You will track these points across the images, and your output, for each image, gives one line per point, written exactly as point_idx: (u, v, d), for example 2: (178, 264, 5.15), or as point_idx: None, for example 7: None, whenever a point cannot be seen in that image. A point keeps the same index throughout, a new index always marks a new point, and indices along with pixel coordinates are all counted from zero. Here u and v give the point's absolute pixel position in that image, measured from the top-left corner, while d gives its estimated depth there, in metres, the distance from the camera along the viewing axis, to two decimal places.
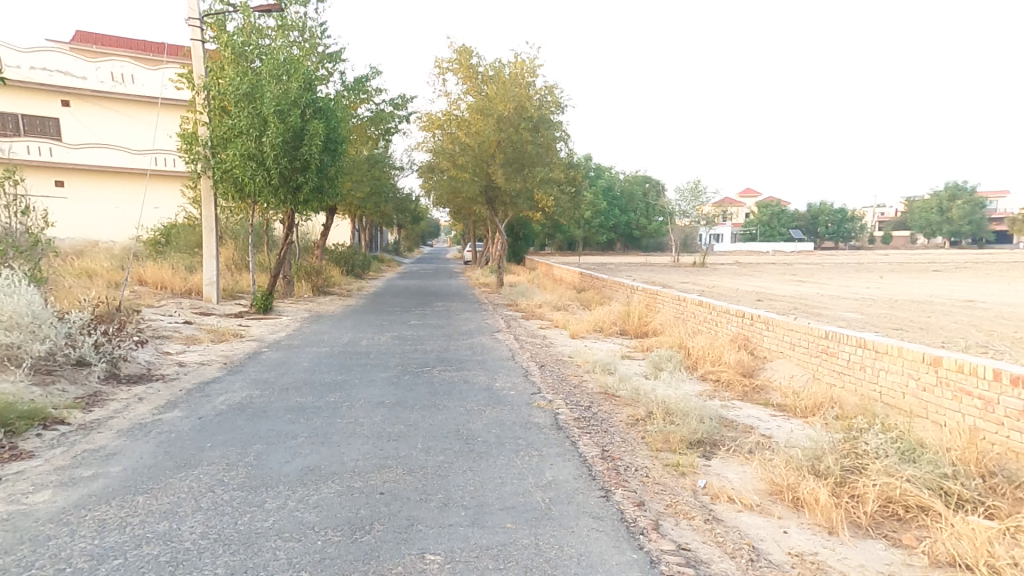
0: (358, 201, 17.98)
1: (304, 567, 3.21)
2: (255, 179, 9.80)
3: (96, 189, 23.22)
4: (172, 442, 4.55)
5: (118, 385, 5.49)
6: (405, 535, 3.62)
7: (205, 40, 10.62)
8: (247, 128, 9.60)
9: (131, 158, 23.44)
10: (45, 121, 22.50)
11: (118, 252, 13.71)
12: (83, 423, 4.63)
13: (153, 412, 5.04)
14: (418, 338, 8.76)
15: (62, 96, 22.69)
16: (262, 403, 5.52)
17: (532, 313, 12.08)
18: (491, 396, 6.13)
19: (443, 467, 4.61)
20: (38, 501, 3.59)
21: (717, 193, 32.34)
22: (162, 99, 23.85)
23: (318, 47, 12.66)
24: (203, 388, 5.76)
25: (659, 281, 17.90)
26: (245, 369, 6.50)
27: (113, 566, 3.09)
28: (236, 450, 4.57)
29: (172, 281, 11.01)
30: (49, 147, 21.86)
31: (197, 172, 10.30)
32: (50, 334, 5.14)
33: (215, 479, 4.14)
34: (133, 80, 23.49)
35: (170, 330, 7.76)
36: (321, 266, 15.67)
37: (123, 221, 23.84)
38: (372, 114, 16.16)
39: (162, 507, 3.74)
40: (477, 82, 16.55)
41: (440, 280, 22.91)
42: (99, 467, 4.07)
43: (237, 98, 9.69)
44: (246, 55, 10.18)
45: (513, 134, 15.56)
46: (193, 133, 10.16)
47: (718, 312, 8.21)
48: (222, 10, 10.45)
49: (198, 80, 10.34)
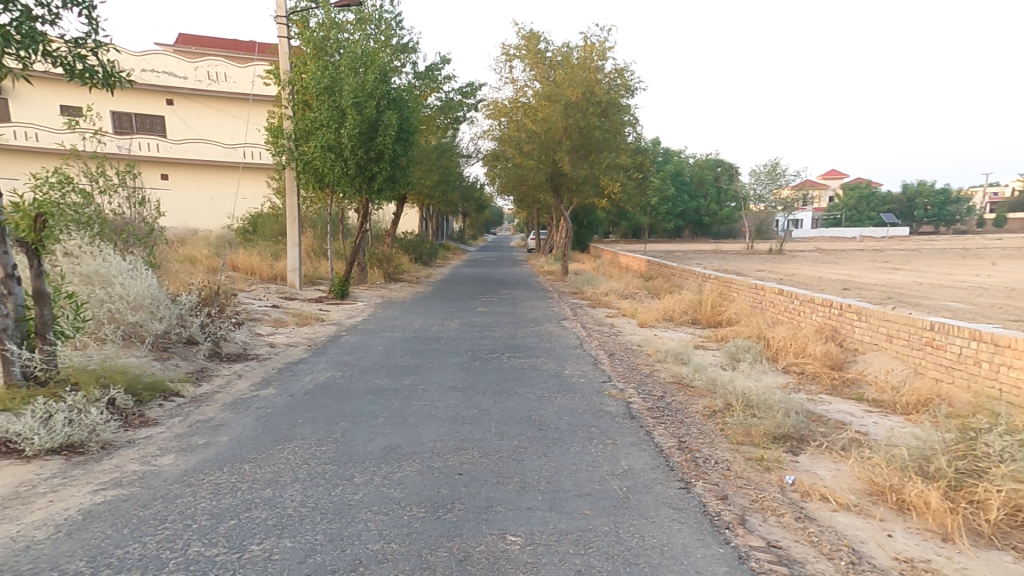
0: (427, 190, 18.49)
1: (393, 539, 3.36)
2: (334, 170, 10.26)
3: (194, 182, 25.09)
4: (269, 417, 4.86)
5: (221, 363, 5.98)
6: (485, 515, 3.70)
7: (290, 36, 11.11)
8: (326, 121, 10.02)
9: (224, 151, 25.07)
10: (153, 119, 24.65)
11: (215, 240, 14.93)
12: (194, 396, 5.05)
13: (250, 388, 5.42)
14: (485, 325, 8.88)
15: (167, 96, 24.71)
16: (344, 383, 5.81)
17: (598, 301, 12.00)
18: (560, 383, 6.15)
19: (517, 451, 4.66)
20: (164, 464, 3.99)
21: (798, 175, 30.39)
22: (252, 95, 25.51)
23: (393, 38, 13.01)
24: (291, 367, 6.14)
25: (732, 269, 17.15)
26: (327, 352, 6.85)
27: (230, 525, 3.38)
28: (324, 427, 4.83)
29: (261, 268, 11.73)
30: (157, 143, 23.83)
31: (281, 164, 10.79)
32: (167, 314, 5.55)
33: (309, 454, 4.40)
34: (227, 78, 25.14)
35: (261, 313, 8.34)
36: (392, 254, 16.18)
37: (218, 210, 25.60)
38: (441, 103, 16.47)
39: (264, 475, 4.02)
40: (545, 67, 16.38)
41: (505, 268, 23.37)
42: (210, 437, 4.42)
43: (319, 92, 10.12)
44: (326, 49, 10.60)
45: (581, 119, 15.37)
46: (279, 126, 10.64)
47: (801, 301, 7.78)
48: (306, 7, 10.89)
49: (283, 76, 10.79)
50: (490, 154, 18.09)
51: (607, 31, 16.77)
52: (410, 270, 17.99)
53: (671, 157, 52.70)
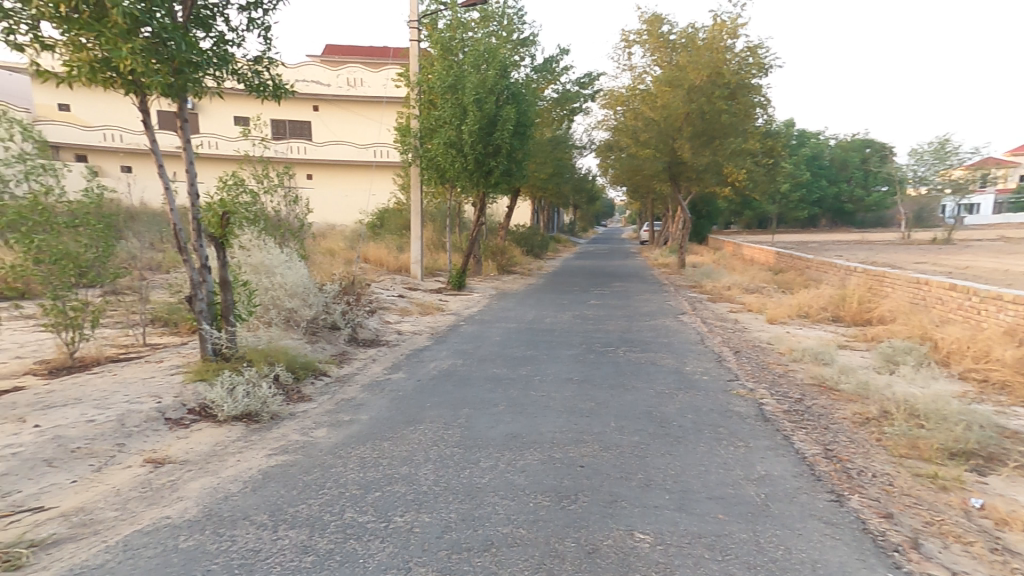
0: (540, 182, 18.95)
1: (522, 525, 3.39)
2: (454, 165, 10.80)
3: (335, 180, 28.15)
4: (402, 399, 5.23)
5: (358, 347, 6.55)
6: (610, 510, 3.61)
7: (421, 39, 11.93)
8: (449, 118, 10.59)
9: (359, 152, 27.62)
10: (304, 124, 27.83)
11: (350, 234, 16.80)
12: (338, 377, 5.58)
13: (383, 371, 5.87)
14: (598, 318, 8.82)
15: (315, 103, 27.64)
16: (465, 370, 6.08)
17: (719, 295, 11.43)
18: (681, 379, 5.90)
19: (639, 447, 4.51)
20: (318, 436, 4.44)
21: (976, 154, 26.08)
22: (386, 98, 27.61)
23: (513, 33, 13.46)
24: (416, 353, 6.57)
25: (883, 262, 15.31)
26: (448, 340, 7.22)
27: (377, 496, 3.66)
28: (450, 411, 5.07)
29: (388, 259, 12.89)
30: (306, 146, 27.01)
31: (407, 161, 11.56)
32: (315, 301, 6.21)
33: (438, 435, 4.64)
34: (363, 84, 27.47)
35: (390, 302, 9.06)
36: (505, 247, 16.87)
37: (354, 205, 28.48)
38: (558, 96, 17.09)
39: (401, 453, 4.31)
40: (669, 51, 16.11)
41: (615, 260, 23.34)
42: (353, 414, 4.85)
43: (443, 91, 10.71)
44: (452, 49, 11.17)
45: (705, 103, 14.86)
46: (407, 126, 11.45)
47: (982, 299, 6.68)
48: (436, 10, 11.63)
49: (413, 77, 11.49)
50: (604, 145, 18.64)
51: (741, 7, 16.10)
52: (523, 263, 18.56)
53: (807, 139, 47.74)
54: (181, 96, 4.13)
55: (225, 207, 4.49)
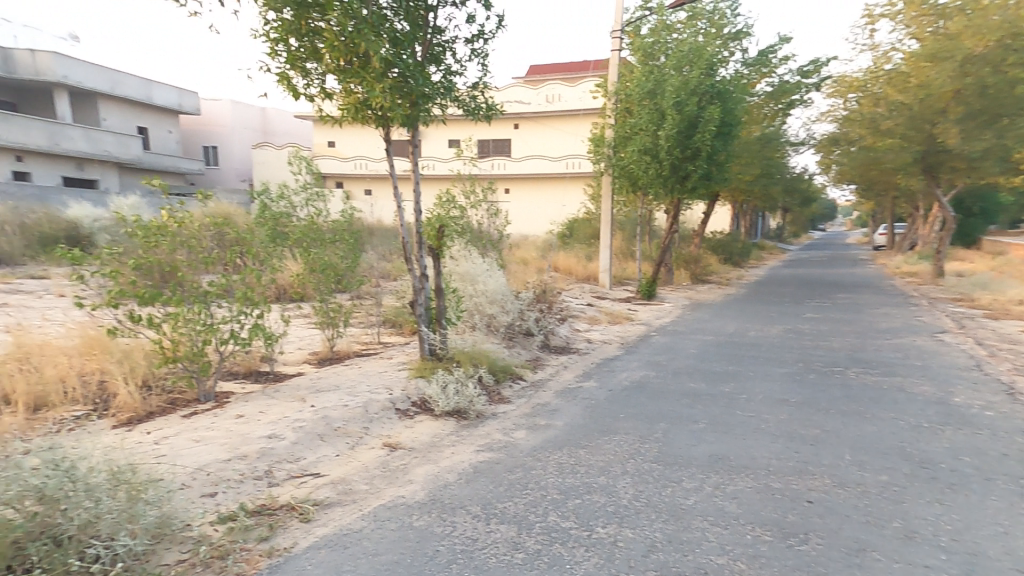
0: (746, 184, 17.98)
1: (739, 557, 2.98)
2: (648, 172, 10.92)
3: (531, 192, 30.44)
4: (595, 408, 5.23)
5: (549, 354, 6.83)
6: (858, 559, 2.94)
7: (623, 47, 12.28)
8: (646, 125, 10.73)
9: (553, 165, 29.18)
10: (506, 143, 30.51)
11: (542, 243, 18.38)
12: (533, 381, 5.86)
13: (574, 379, 6.00)
14: (818, 335, 8.04)
15: (516, 122, 30.03)
16: (658, 383, 5.88)
17: (1002, 313, 9.40)
18: (946, 414, 4.86)
19: (892, 491, 3.66)
20: (519, 438, 4.62)
21: None
22: (582, 110, 28.30)
23: (723, 29, 13.28)
24: (607, 363, 6.62)
25: None
26: (639, 351, 7.17)
27: (576, 503, 3.61)
28: (645, 425, 4.88)
29: (577, 268, 13.73)
30: (507, 163, 29.74)
31: (599, 170, 12.16)
32: (511, 306, 6.64)
33: (634, 448, 4.45)
34: (560, 99, 28.77)
35: (578, 311, 9.39)
36: (700, 255, 16.74)
37: (548, 215, 30.27)
38: (774, 89, 15.95)
39: (597, 463, 4.22)
40: (935, 18, 13.26)
41: (843, 268, 20.75)
42: (549, 419, 4.97)
43: (642, 98, 10.93)
44: (653, 53, 11.42)
45: (988, 74, 12.31)
46: (601, 136, 12.06)
47: None
48: (640, 17, 11.97)
49: (610, 87, 11.88)
50: (828, 139, 17.30)
51: None
52: (719, 271, 18.04)
53: None
54: (414, 126, 4.62)
55: (441, 221, 4.85)
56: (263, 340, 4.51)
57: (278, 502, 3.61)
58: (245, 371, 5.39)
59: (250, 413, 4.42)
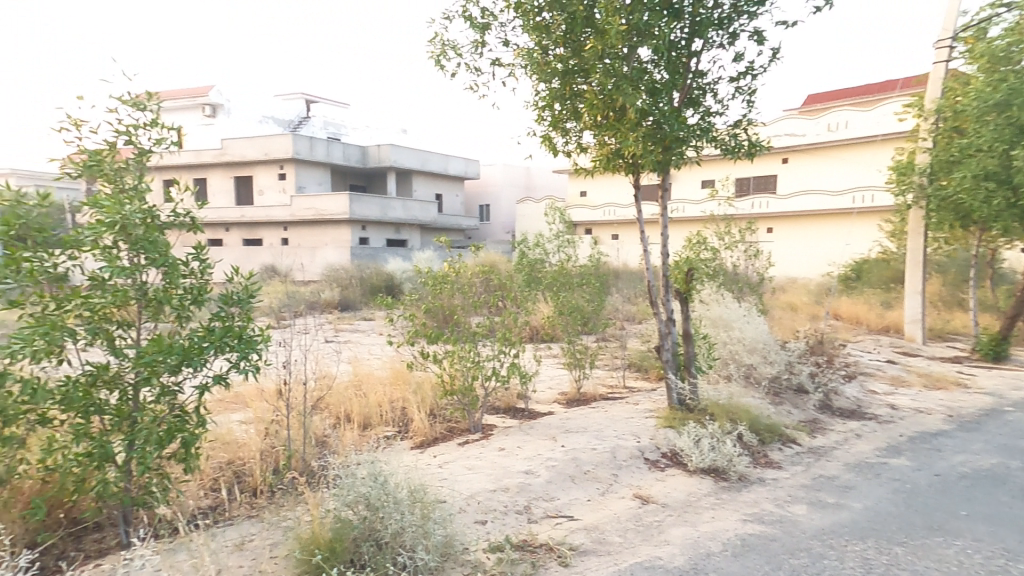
0: None
1: None
2: (991, 202, 9.33)
3: (804, 232, 23.62)
4: (909, 497, 4.33)
5: (833, 416, 6.44)
6: None
7: (955, 58, 10.91)
8: (989, 146, 9.22)
9: (833, 200, 22.36)
10: (765, 179, 24.75)
11: (820, 287, 17.76)
12: (814, 448, 5.37)
13: (877, 453, 5.35)
14: None
15: (782, 155, 24.21)
16: (1018, 480, 4.76)
17: None
18: None
19: None
20: (801, 513, 4.00)
21: None
22: (881, 134, 21.23)
23: None
24: (927, 438, 5.87)
25: None
26: (979, 429, 6.24)
27: None
28: (999, 533, 3.75)
29: (869, 318, 13.71)
30: (768, 202, 23.85)
31: (909, 204, 11.28)
32: (777, 359, 6.47)
33: (987, 563, 3.35)
34: (848, 125, 22.05)
35: (875, 368, 9.03)
36: None
37: (823, 261, 23.13)
38: None
39: (927, 569, 3.28)
40: None
41: None
42: (841, 498, 4.26)
43: (982, 113, 9.37)
44: (1010, 57, 9.47)
45: None
46: (911, 164, 11.06)
47: None
48: (989, 17, 10.13)
49: (931, 104, 11.09)
50: None
51: None
52: None
53: None
54: (665, 169, 4.55)
55: (690, 263, 4.56)
56: (519, 377, 4.80)
57: (538, 540, 3.70)
58: (504, 406, 6.05)
59: (509, 447, 4.71)
